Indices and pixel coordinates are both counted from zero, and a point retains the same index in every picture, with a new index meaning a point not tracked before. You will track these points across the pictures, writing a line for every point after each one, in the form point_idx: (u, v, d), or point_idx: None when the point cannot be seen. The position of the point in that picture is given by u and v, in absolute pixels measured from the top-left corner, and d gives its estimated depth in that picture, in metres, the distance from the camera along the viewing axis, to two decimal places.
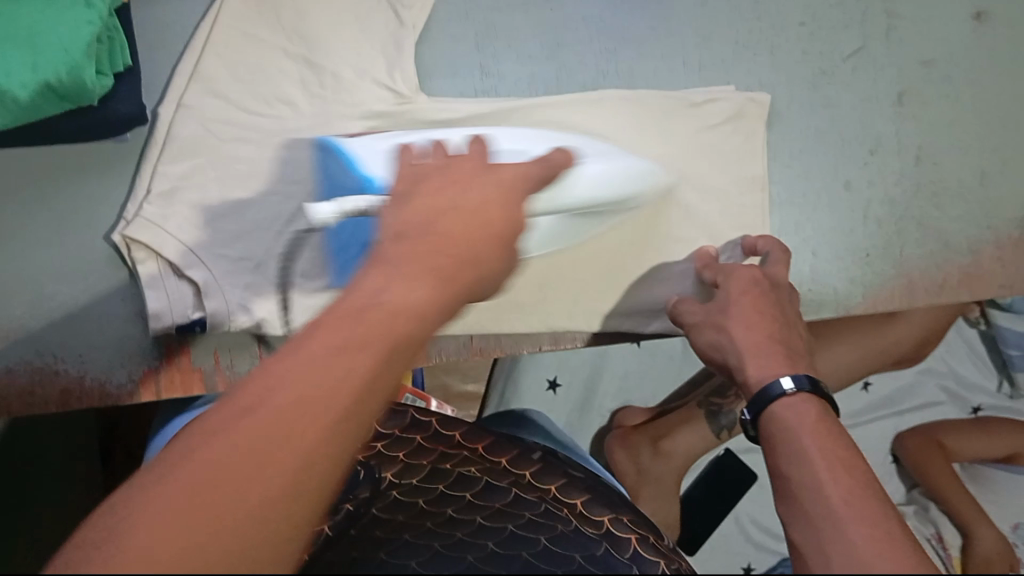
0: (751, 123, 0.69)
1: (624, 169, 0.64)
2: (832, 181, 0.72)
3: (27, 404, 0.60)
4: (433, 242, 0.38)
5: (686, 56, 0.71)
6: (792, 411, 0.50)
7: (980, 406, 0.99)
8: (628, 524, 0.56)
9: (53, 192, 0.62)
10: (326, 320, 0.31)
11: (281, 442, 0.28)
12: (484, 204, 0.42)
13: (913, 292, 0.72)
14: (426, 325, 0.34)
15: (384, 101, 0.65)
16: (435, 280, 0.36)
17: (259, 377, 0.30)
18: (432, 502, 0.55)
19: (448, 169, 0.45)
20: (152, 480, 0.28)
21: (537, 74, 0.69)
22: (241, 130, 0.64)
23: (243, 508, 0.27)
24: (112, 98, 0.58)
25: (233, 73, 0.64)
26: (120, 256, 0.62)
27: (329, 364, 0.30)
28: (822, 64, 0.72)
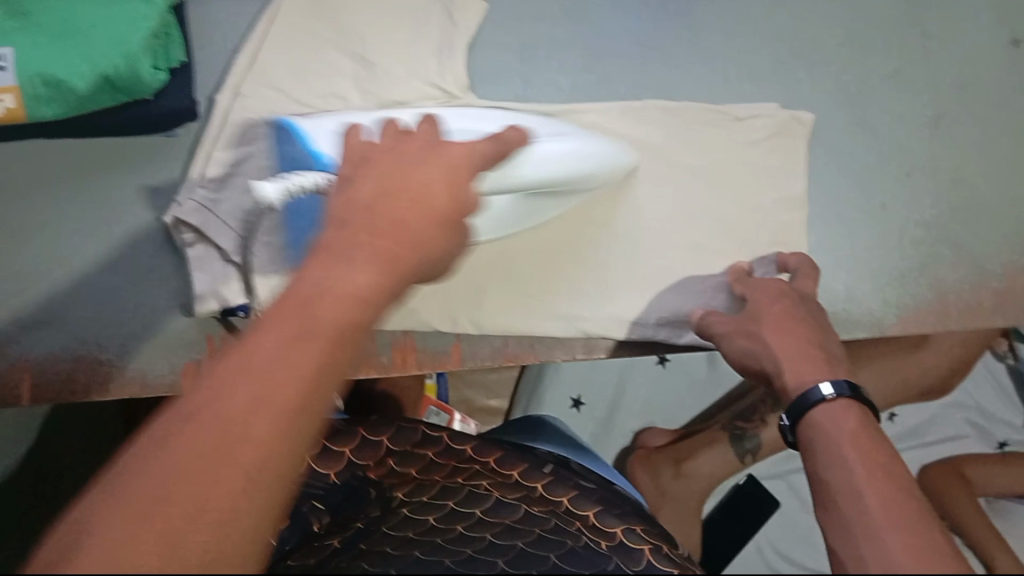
0: (793, 140, 0.70)
1: (570, 152, 0.60)
2: (867, 199, 0.72)
3: (68, 390, 0.62)
4: (377, 228, 0.41)
5: (727, 72, 0.72)
6: (831, 419, 0.49)
7: (1005, 441, 0.99)
8: (641, 534, 0.56)
9: (102, 181, 0.64)
10: (274, 321, 0.35)
11: (236, 442, 0.31)
12: (429, 182, 0.45)
13: (946, 313, 0.72)
14: (366, 315, 0.37)
15: (434, 99, 0.67)
16: (382, 267, 0.39)
17: (225, 375, 0.33)
18: (443, 518, 0.56)
19: (396, 149, 0.48)
20: (127, 479, 0.31)
21: (578, 83, 0.70)
22: (292, 122, 0.65)
23: (221, 491, 0.31)
24: (164, 93, 0.60)
25: (289, 67, 0.66)
26: (171, 239, 0.64)
27: (281, 367, 0.33)
28: (861, 85, 0.73)
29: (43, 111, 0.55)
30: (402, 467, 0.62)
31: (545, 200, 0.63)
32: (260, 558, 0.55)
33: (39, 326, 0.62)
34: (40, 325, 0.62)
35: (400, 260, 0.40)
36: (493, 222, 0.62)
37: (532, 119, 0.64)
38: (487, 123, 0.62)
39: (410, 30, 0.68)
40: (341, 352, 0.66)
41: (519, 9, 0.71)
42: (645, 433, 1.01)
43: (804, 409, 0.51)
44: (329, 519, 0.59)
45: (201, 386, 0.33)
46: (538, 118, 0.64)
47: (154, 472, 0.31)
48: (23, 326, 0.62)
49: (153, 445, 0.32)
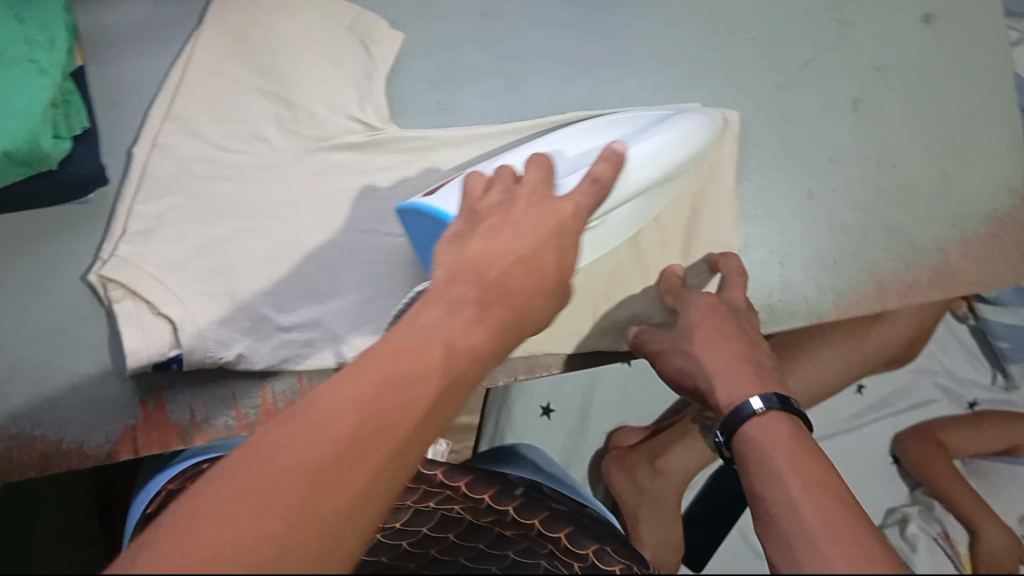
0: (720, 139, 0.70)
1: (661, 140, 0.61)
2: (796, 190, 0.72)
3: (6, 470, 0.61)
4: (486, 286, 0.41)
5: (643, 78, 0.71)
6: (764, 430, 0.50)
7: (976, 401, 0.98)
8: (614, 555, 0.54)
9: (17, 255, 0.62)
10: (386, 353, 0.34)
11: (354, 456, 0.30)
12: (542, 245, 0.45)
13: (884, 295, 0.72)
14: (475, 368, 0.37)
15: (356, 132, 0.66)
16: (488, 328, 0.39)
17: (367, 365, 0.33)
18: (416, 544, 0.55)
19: (507, 205, 0.48)
20: (256, 448, 0.30)
21: (495, 104, 0.70)
22: (214, 170, 0.64)
23: (361, 469, 0.30)
24: (71, 159, 0.59)
25: (206, 113, 0.65)
26: (97, 295, 0.63)
27: (392, 391, 0.32)
28: (778, 78, 0.73)
29: None
30: None
31: (661, 191, 0.65)
32: None
33: None
34: None
35: (507, 328, 0.41)
36: (608, 230, 0.62)
37: (627, 116, 0.65)
38: (584, 145, 0.60)
39: (327, 64, 0.67)
40: (279, 403, 0.64)
41: (428, 38, 0.71)
42: (616, 435, 1.00)
43: (739, 422, 0.52)
44: None
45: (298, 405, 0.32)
46: (636, 112, 0.65)
47: (292, 436, 0.30)
48: None
49: (283, 423, 0.31)
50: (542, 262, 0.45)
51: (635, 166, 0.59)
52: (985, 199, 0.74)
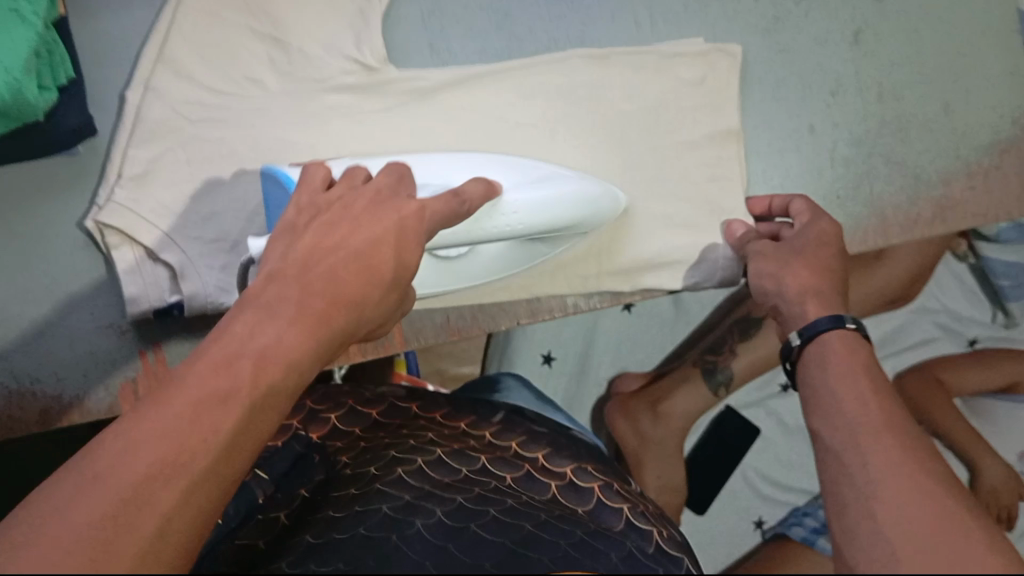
0: (723, 75, 0.70)
1: (548, 197, 0.60)
2: (796, 126, 0.72)
3: (8, 425, 0.60)
4: (308, 286, 0.39)
5: (638, 16, 0.70)
6: (828, 346, 0.46)
7: (976, 338, 0.95)
8: (592, 472, 0.54)
9: (8, 212, 0.61)
10: (198, 377, 0.34)
11: (150, 499, 0.31)
12: (374, 245, 0.43)
13: (889, 230, 0.72)
14: (297, 378, 0.36)
15: (352, 73, 0.65)
16: (309, 330, 0.38)
17: (173, 392, 0.33)
18: (382, 467, 0.50)
19: (347, 201, 0.45)
20: (64, 506, 0.31)
21: (487, 47, 0.69)
22: (210, 114, 0.63)
23: (154, 508, 0.30)
24: (56, 112, 0.58)
25: (201, 56, 0.63)
26: (95, 241, 0.62)
27: (191, 424, 0.32)
28: (776, 11, 0.72)
29: None
30: (347, 425, 0.58)
31: (544, 245, 0.64)
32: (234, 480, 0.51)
33: None
34: None
35: (328, 325, 0.39)
36: (469, 263, 0.63)
37: (529, 163, 0.63)
38: (466, 176, 0.59)
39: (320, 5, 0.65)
40: None
41: None
42: (615, 383, 0.98)
43: (812, 335, 0.47)
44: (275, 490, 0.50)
45: (93, 460, 0.32)
46: (543, 163, 0.64)
47: (91, 485, 0.31)
48: None
49: (87, 472, 0.32)
50: (370, 261, 0.42)
51: (506, 216, 0.57)
52: (986, 129, 0.73)
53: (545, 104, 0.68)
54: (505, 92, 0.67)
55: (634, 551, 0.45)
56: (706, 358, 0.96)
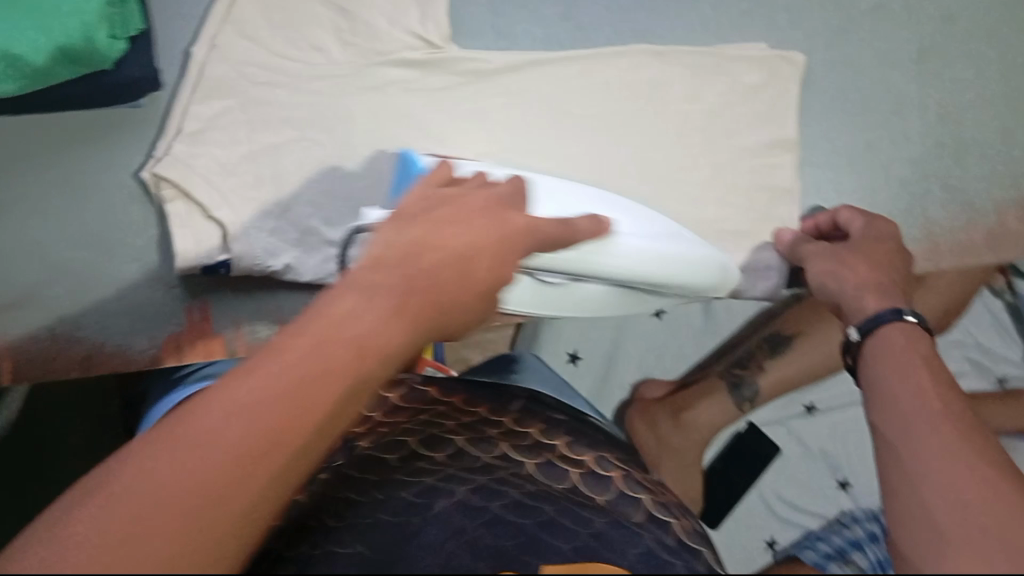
0: (783, 82, 0.69)
1: (659, 252, 0.55)
2: (852, 140, 0.71)
3: (48, 368, 0.61)
4: (410, 277, 0.35)
5: (705, 16, 0.70)
6: (887, 340, 0.45)
7: (1005, 376, 0.82)
8: (613, 462, 0.51)
9: (64, 156, 0.62)
10: (291, 345, 0.29)
11: (234, 484, 0.26)
12: (472, 253, 0.39)
13: (938, 254, 0.72)
14: (391, 367, 0.32)
15: (415, 50, 0.66)
16: (407, 318, 0.33)
17: (267, 360, 0.28)
18: (401, 459, 0.47)
19: (467, 199, 0.42)
20: (144, 466, 0.26)
21: (551, 34, 0.69)
22: (274, 79, 0.64)
23: (238, 493, 0.26)
24: (124, 62, 0.58)
25: (269, 22, 0.64)
26: (148, 194, 0.62)
27: (286, 400, 0.27)
28: (843, 22, 0.71)
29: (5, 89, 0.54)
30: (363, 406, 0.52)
31: (610, 301, 0.58)
32: None
33: (15, 306, 0.60)
34: (16, 306, 0.60)
35: (421, 319, 0.34)
36: (564, 294, 0.54)
37: (566, 189, 0.56)
38: (575, 208, 0.54)
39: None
40: None
41: None
42: (641, 387, 0.89)
43: (874, 326, 0.47)
44: None
45: (175, 424, 0.27)
46: (568, 186, 0.57)
47: (181, 450, 0.26)
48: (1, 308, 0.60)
49: (162, 438, 0.27)
50: (467, 262, 0.38)
51: (616, 258, 0.53)
52: None
53: (607, 95, 0.67)
54: (565, 80, 0.67)
55: (655, 544, 0.44)
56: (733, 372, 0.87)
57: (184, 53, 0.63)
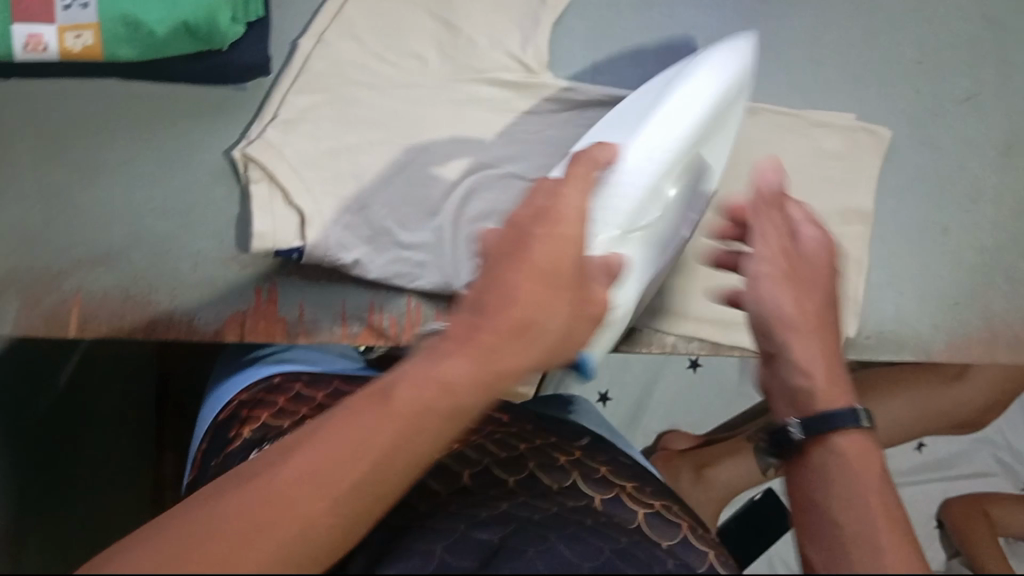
0: (865, 155, 0.70)
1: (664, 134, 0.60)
2: (926, 224, 0.71)
3: (115, 328, 0.62)
4: (494, 313, 0.38)
5: (799, 78, 0.70)
6: (817, 477, 0.44)
7: None
8: (677, 511, 0.55)
9: (160, 127, 0.64)
10: (353, 405, 0.35)
11: (281, 509, 0.33)
12: (556, 266, 0.40)
13: (996, 348, 0.71)
14: (461, 407, 0.35)
15: (511, 71, 0.67)
16: (476, 358, 0.36)
17: (332, 421, 0.35)
18: (474, 479, 0.53)
19: (541, 207, 0.43)
20: (222, 503, 0.34)
21: (648, 73, 0.69)
22: (372, 79, 0.65)
23: (285, 520, 0.32)
24: (236, 47, 0.60)
25: (375, 25, 0.66)
26: (235, 173, 0.64)
27: (337, 442, 0.34)
28: (935, 105, 0.71)
29: (121, 49, 0.56)
30: None
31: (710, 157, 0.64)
32: None
33: (92, 264, 0.62)
34: (93, 263, 0.62)
35: (502, 351, 0.37)
36: (657, 224, 0.62)
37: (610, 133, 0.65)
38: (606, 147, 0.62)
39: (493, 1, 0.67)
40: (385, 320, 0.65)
41: None
42: (667, 438, 0.96)
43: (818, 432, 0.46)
44: None
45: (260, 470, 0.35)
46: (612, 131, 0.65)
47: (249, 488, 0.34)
48: (81, 261, 0.62)
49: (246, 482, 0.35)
50: (556, 280, 0.40)
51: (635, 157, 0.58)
52: None
53: None
54: None
55: None
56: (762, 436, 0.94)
57: (291, 43, 0.65)
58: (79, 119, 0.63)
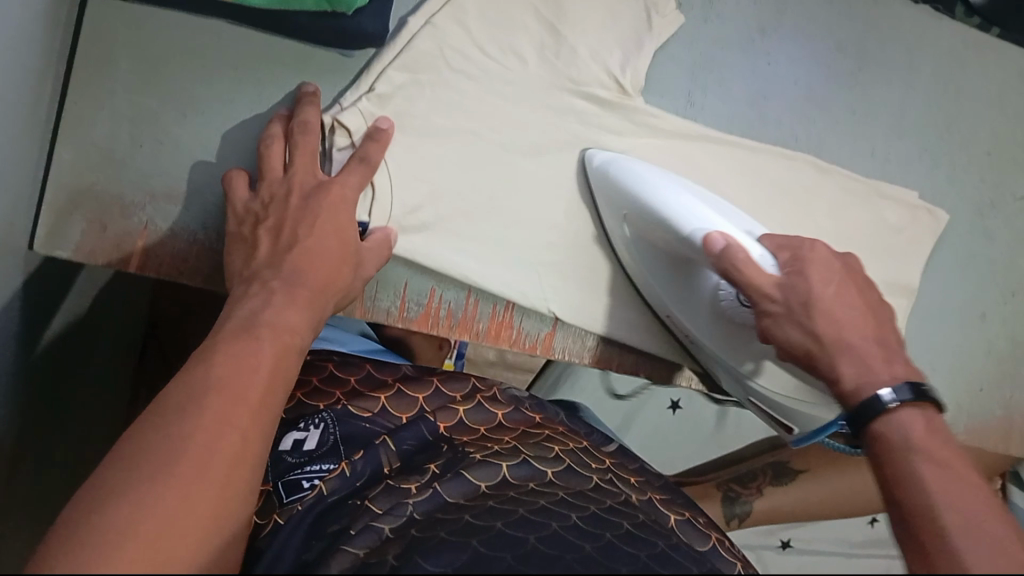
0: (921, 233, 0.72)
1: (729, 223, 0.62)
2: (965, 308, 0.74)
3: (175, 269, 0.62)
4: (215, 334, 0.46)
5: (875, 148, 0.73)
6: (899, 428, 0.47)
7: None
8: (702, 523, 0.58)
9: (259, 79, 0.64)
10: (200, 409, 0.40)
11: (186, 491, 0.37)
12: (252, 322, 0.47)
13: (1011, 436, 0.74)
14: (270, 398, 0.44)
15: (608, 89, 0.68)
16: (277, 353, 0.46)
17: (185, 420, 0.39)
18: (516, 475, 0.53)
19: (255, 327, 0.47)
20: (108, 486, 0.36)
21: (735, 117, 0.71)
22: (471, 69, 0.66)
23: (195, 501, 0.37)
24: (359, 13, 0.62)
25: (487, 17, 0.66)
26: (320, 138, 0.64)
27: (204, 439, 0.39)
28: (993, 198, 0.74)
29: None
30: (471, 422, 0.61)
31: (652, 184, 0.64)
32: (328, 482, 0.52)
33: (166, 201, 0.62)
34: (168, 200, 0.62)
35: (286, 351, 0.47)
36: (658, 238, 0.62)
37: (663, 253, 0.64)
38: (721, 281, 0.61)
39: (605, 18, 0.68)
40: (444, 308, 0.66)
41: (696, 28, 0.72)
42: None
43: (881, 411, 0.48)
44: (400, 465, 0.55)
45: (115, 463, 0.37)
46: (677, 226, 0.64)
47: (148, 473, 0.37)
48: (153, 195, 0.62)
49: (110, 471, 0.37)
50: (282, 338, 0.47)
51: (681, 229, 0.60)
52: None
53: (755, 189, 0.70)
54: (726, 160, 0.70)
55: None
56: (731, 487, 1.00)
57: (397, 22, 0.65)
58: (176, 55, 0.63)
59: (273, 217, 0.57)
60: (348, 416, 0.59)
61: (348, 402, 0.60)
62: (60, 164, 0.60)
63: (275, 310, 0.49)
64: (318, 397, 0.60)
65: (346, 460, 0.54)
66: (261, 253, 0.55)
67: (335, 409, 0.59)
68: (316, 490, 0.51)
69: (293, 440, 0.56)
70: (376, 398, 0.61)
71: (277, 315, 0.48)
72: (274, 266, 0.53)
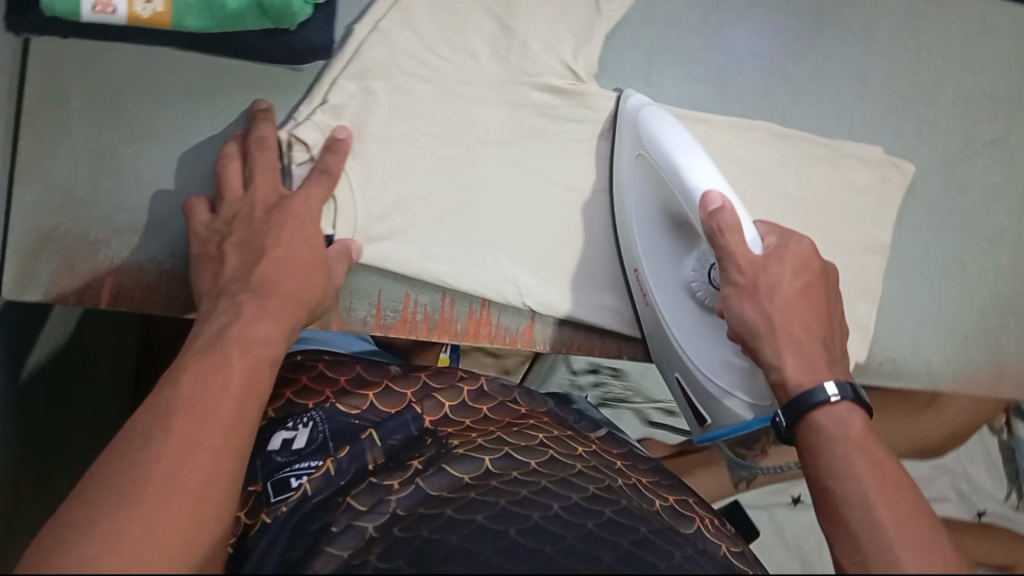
0: (891, 188, 0.72)
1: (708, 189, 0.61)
2: (946, 262, 0.73)
3: (147, 301, 0.62)
4: (184, 352, 0.46)
5: (839, 110, 0.72)
6: (835, 423, 0.50)
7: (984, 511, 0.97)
8: (692, 506, 0.58)
9: (211, 103, 0.64)
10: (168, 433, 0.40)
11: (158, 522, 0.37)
12: (219, 338, 0.47)
13: (1002, 382, 0.73)
14: (246, 411, 0.43)
15: (561, 78, 0.68)
16: (250, 367, 0.46)
17: (157, 445, 0.39)
18: (499, 463, 0.53)
19: (224, 343, 0.46)
20: (80, 526, 0.36)
21: (695, 95, 0.71)
22: (424, 71, 0.65)
23: (171, 530, 0.37)
24: (304, 27, 0.62)
25: (436, 19, 0.66)
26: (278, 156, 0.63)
27: (176, 464, 0.39)
28: (963, 148, 0.74)
29: (194, 21, 0.58)
30: (456, 415, 0.61)
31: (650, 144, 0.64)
32: (313, 482, 0.52)
33: (131, 235, 0.62)
34: (132, 234, 0.62)
35: (258, 365, 0.46)
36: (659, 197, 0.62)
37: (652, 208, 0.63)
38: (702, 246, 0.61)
39: (555, 8, 0.68)
40: (420, 313, 0.66)
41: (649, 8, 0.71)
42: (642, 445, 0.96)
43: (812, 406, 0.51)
44: (385, 460, 0.55)
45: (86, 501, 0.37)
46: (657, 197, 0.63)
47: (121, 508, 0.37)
48: (118, 230, 0.61)
49: (83, 509, 0.37)
50: (253, 350, 0.47)
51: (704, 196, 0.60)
52: None
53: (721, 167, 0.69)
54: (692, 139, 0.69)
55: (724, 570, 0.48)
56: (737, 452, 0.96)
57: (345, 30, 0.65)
58: (124, 87, 0.62)
59: (236, 242, 0.57)
60: (339, 414, 0.58)
61: (337, 400, 0.60)
62: (21, 208, 0.60)
63: (246, 323, 0.49)
64: (307, 397, 0.60)
65: (332, 457, 0.54)
66: (226, 272, 0.55)
67: (324, 407, 0.59)
68: (301, 490, 0.51)
69: (283, 439, 0.56)
70: (365, 395, 0.61)
71: (248, 329, 0.48)
72: (241, 281, 0.53)
